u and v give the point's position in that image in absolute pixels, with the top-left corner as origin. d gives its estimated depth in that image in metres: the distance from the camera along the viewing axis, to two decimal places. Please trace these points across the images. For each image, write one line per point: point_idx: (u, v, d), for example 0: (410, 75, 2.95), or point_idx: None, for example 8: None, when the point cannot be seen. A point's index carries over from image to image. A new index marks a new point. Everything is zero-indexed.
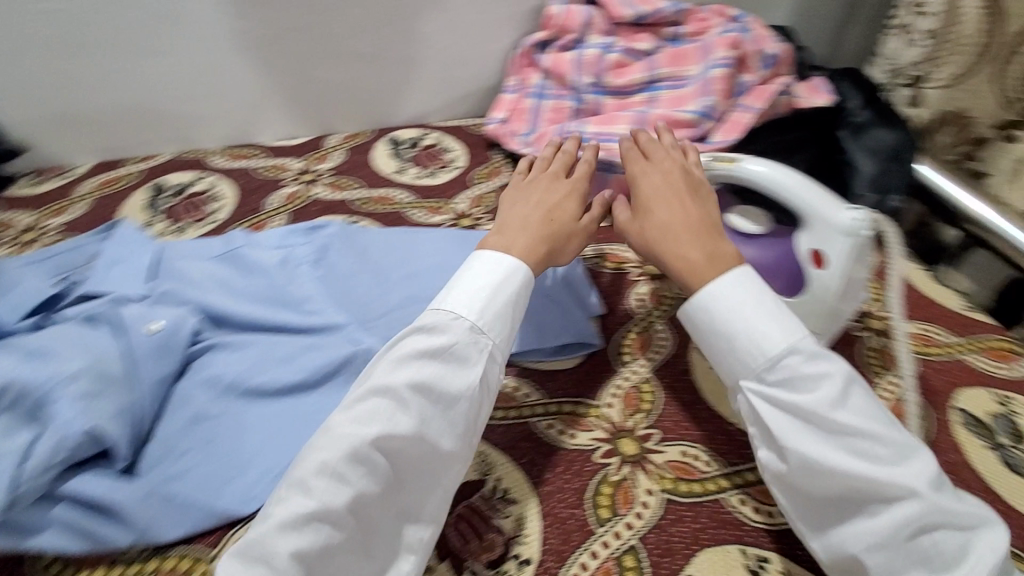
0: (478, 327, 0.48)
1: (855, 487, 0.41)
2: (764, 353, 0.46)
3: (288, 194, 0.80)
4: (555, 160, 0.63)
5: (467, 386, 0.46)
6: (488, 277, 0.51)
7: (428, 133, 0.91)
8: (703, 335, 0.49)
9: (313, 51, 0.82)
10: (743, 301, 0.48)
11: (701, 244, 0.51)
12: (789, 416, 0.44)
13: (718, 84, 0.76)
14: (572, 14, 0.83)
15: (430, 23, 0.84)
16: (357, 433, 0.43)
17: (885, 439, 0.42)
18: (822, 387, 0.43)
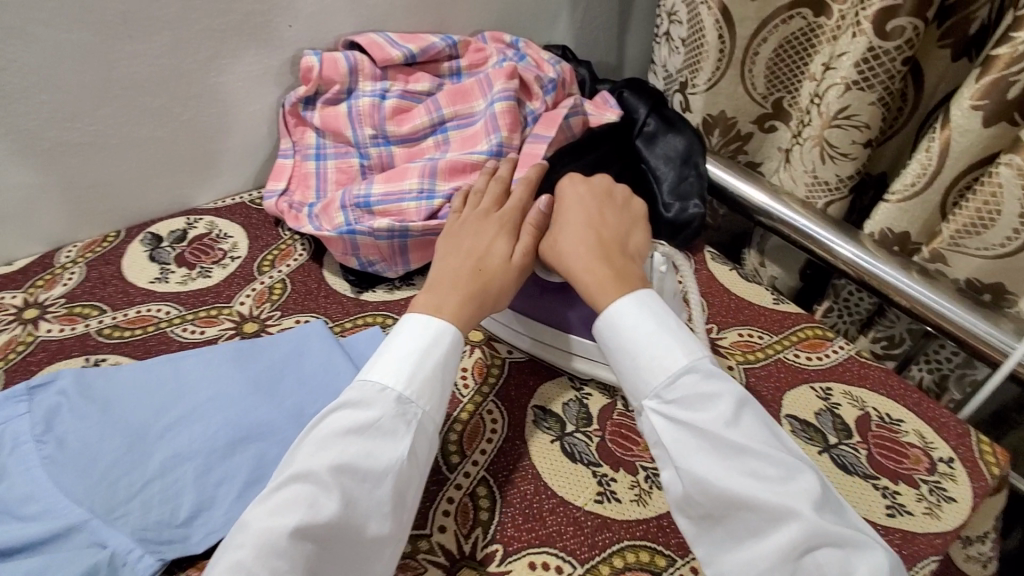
0: (405, 397, 0.44)
1: (736, 505, 0.40)
2: (663, 371, 0.45)
3: (3, 342, 0.61)
4: (485, 193, 0.59)
5: (400, 465, 0.42)
6: (414, 341, 0.47)
7: (196, 220, 0.76)
8: (610, 356, 0.48)
9: (1, 155, 0.64)
10: (636, 327, 0.47)
11: (612, 260, 0.50)
12: (684, 434, 0.43)
13: (503, 118, 0.71)
14: (332, 63, 0.74)
15: (162, 98, 0.70)
16: (268, 537, 0.38)
17: (774, 459, 0.40)
18: (716, 404, 0.42)
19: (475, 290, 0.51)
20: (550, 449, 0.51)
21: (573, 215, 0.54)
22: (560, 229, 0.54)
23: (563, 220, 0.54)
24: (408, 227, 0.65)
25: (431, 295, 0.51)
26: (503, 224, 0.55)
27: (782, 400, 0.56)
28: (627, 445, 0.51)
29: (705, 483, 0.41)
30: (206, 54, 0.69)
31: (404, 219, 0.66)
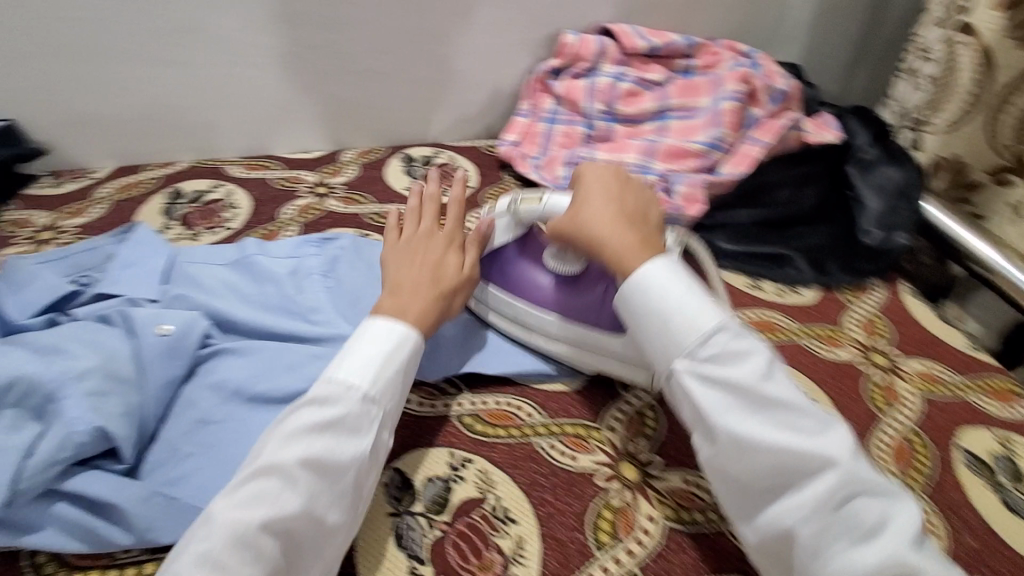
0: (366, 396, 0.45)
1: (803, 463, 0.42)
2: (698, 331, 0.46)
3: (302, 205, 0.81)
4: (423, 211, 0.63)
5: (343, 455, 0.43)
6: (370, 348, 0.48)
7: (440, 152, 0.92)
8: (640, 316, 0.49)
9: (333, 69, 0.84)
10: (668, 283, 0.48)
11: (648, 237, 0.52)
12: (721, 395, 0.45)
13: (726, 116, 0.78)
14: (587, 43, 0.84)
15: (449, 47, 0.85)
16: (239, 521, 0.39)
17: (809, 412, 0.44)
18: (748, 361, 0.45)
19: (434, 295, 0.54)
20: None
21: (600, 196, 0.55)
22: (582, 204, 0.54)
23: (582, 200, 0.55)
24: None
25: (396, 298, 0.53)
26: (451, 240, 0.59)
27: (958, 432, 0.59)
28: None
29: (743, 438, 0.43)
30: (492, 19, 0.84)
31: None
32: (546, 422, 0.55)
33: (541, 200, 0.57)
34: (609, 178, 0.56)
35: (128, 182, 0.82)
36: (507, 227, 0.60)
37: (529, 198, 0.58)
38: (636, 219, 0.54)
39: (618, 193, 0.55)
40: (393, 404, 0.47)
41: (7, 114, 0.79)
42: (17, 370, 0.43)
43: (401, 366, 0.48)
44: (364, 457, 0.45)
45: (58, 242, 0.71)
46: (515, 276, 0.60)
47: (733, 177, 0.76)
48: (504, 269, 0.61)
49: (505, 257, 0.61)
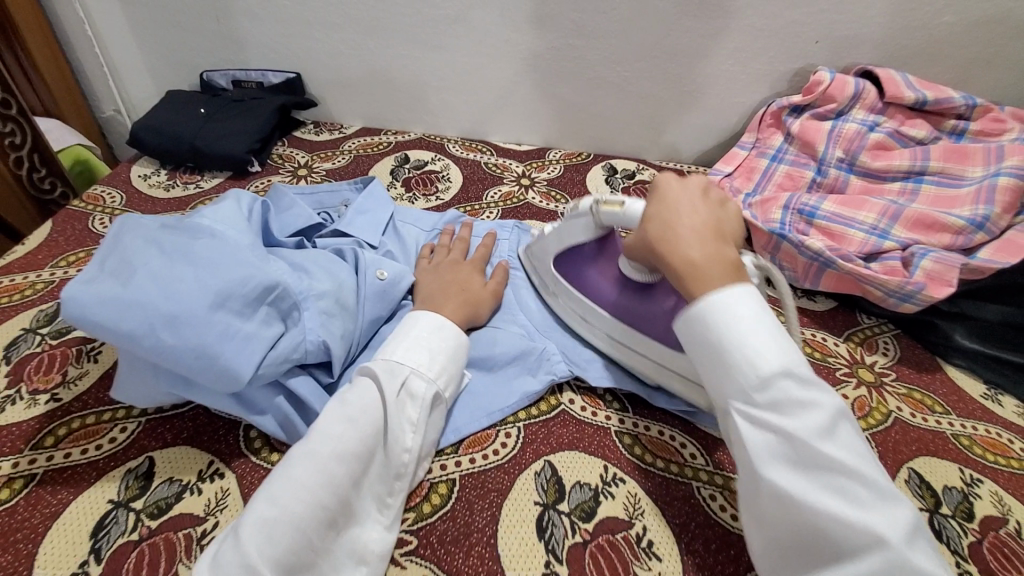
0: (393, 360, 0.48)
1: (830, 533, 0.36)
2: (755, 371, 0.41)
3: (506, 192, 0.85)
4: (453, 247, 0.67)
5: (389, 410, 0.46)
6: (419, 332, 0.51)
7: (644, 168, 0.92)
8: (709, 349, 0.44)
9: (566, 72, 0.88)
10: (751, 321, 0.43)
11: (706, 244, 0.47)
12: (769, 442, 0.40)
13: (1002, 194, 0.66)
14: (843, 84, 0.77)
15: (683, 69, 0.85)
16: (313, 449, 0.41)
17: (865, 478, 0.37)
18: (811, 413, 0.39)
19: (463, 301, 0.57)
20: (916, 512, 0.50)
21: (686, 206, 0.50)
22: (667, 209, 0.50)
23: (664, 206, 0.51)
24: (840, 255, 0.67)
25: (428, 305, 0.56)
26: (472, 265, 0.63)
27: None
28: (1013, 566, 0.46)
29: (787, 495, 0.38)
30: (736, 45, 0.81)
31: (840, 250, 0.67)
32: (710, 470, 0.51)
33: (623, 208, 0.53)
34: (691, 188, 0.52)
35: (369, 141, 0.93)
36: (589, 227, 0.57)
37: (611, 201, 0.54)
38: (710, 228, 0.48)
39: (703, 204, 0.51)
40: (446, 381, 0.50)
41: (297, 69, 0.95)
42: (278, 275, 0.49)
43: (451, 345, 0.52)
44: (412, 421, 0.47)
45: (310, 180, 0.84)
46: (588, 275, 0.59)
47: (997, 265, 0.64)
48: (580, 266, 0.60)
49: (582, 253, 0.60)
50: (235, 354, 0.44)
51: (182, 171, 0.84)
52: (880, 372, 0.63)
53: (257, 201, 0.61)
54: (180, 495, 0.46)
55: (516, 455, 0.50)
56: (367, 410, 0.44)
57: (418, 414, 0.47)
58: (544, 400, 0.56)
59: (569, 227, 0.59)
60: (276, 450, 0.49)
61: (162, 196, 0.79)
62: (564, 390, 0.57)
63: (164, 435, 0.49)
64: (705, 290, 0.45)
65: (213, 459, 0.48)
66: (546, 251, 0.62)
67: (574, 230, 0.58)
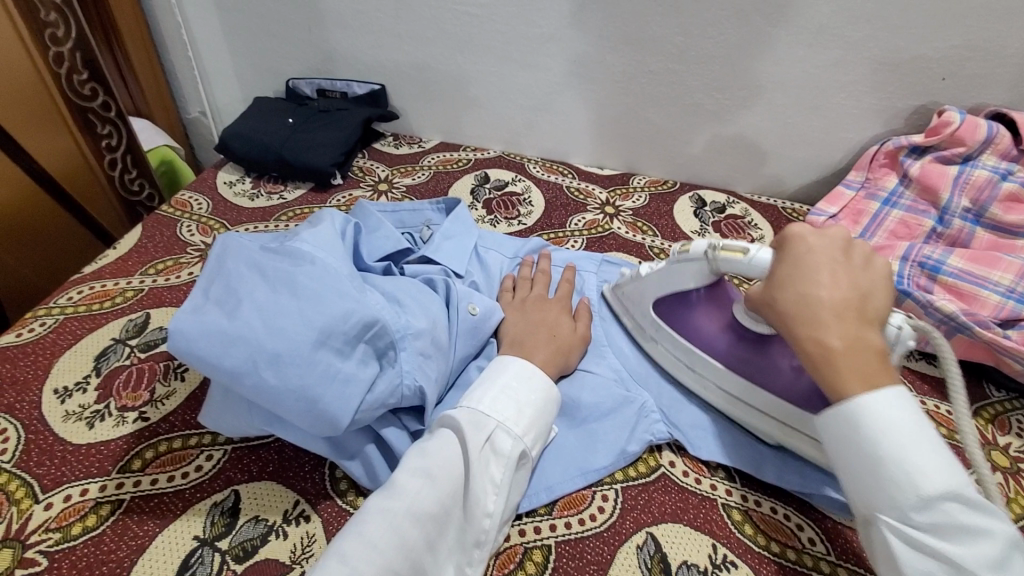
0: (479, 411, 0.45)
1: None
2: (971, 546, 0.34)
3: (589, 219, 0.82)
4: (535, 282, 0.63)
5: (473, 468, 0.43)
6: (503, 380, 0.48)
7: (735, 201, 0.86)
8: (849, 456, 0.39)
9: (658, 97, 0.84)
10: (892, 424, 0.38)
11: (847, 328, 0.41)
12: (934, 570, 0.35)
13: None
14: (975, 127, 0.70)
15: (789, 99, 0.79)
16: (389, 506, 0.39)
17: None
18: (979, 543, 0.34)
19: (553, 348, 0.54)
20: None
21: (826, 277, 0.43)
22: (807, 279, 0.43)
23: (799, 278, 0.43)
24: (973, 321, 0.60)
25: (517, 350, 0.53)
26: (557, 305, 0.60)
27: None
28: None
29: None
30: (852, 78, 0.75)
31: (971, 314, 0.61)
32: (833, 560, 0.45)
33: (745, 257, 0.48)
34: (831, 246, 0.44)
35: (448, 158, 0.91)
36: (702, 274, 0.51)
37: (731, 248, 0.48)
38: (853, 305, 0.42)
39: (846, 270, 0.43)
40: (534, 438, 0.47)
41: (381, 80, 0.94)
42: (376, 312, 0.47)
43: (541, 398, 0.48)
44: (494, 481, 0.44)
45: (390, 195, 0.82)
46: (694, 323, 0.54)
47: None
48: (682, 310, 0.55)
49: (688, 299, 0.54)
50: (335, 399, 0.42)
51: (265, 179, 0.84)
52: (1016, 456, 0.56)
53: (350, 223, 0.59)
54: (266, 537, 0.43)
55: (615, 523, 0.47)
56: (450, 467, 0.42)
57: (501, 474, 0.44)
58: (642, 459, 0.52)
59: (677, 272, 0.53)
60: (363, 495, 0.47)
61: (246, 205, 0.79)
62: (663, 450, 0.53)
63: (249, 467, 0.48)
64: (855, 389, 0.39)
65: (298, 499, 0.46)
66: (644, 294, 0.56)
67: (680, 276, 0.53)
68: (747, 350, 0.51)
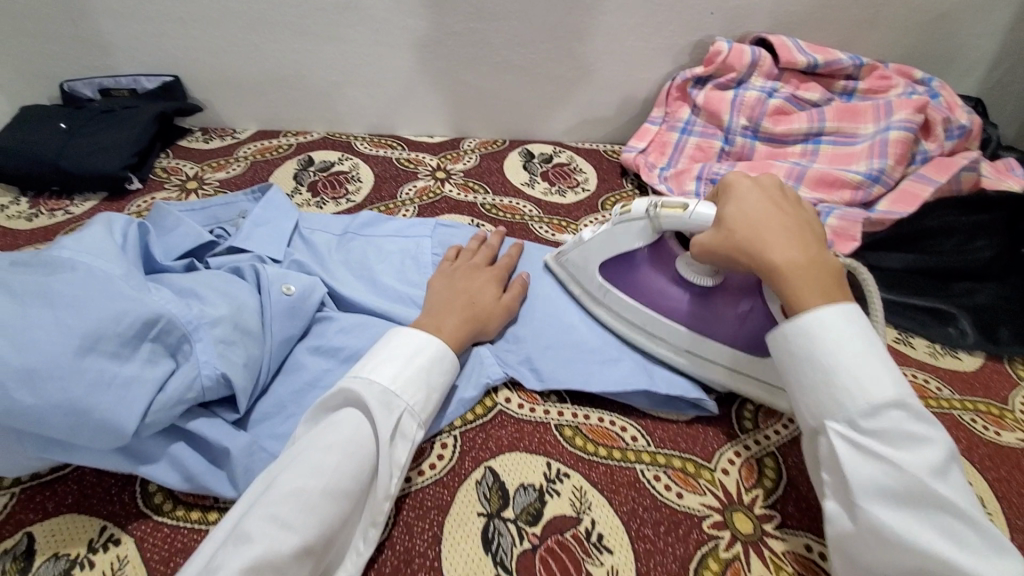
0: (390, 391, 0.45)
1: (906, 553, 0.36)
2: (866, 400, 0.40)
3: (420, 187, 0.82)
4: None
5: (382, 452, 0.43)
6: (417, 358, 0.48)
7: (561, 151, 0.91)
8: (799, 365, 0.43)
9: (469, 57, 0.84)
10: (842, 344, 0.42)
11: (802, 245, 0.47)
12: (876, 470, 0.38)
13: (893, 147, 0.70)
14: (739, 53, 0.78)
15: (588, 47, 0.83)
16: (299, 488, 0.38)
17: (978, 523, 0.36)
18: (925, 452, 0.38)
19: None
20: None
21: (768, 211, 0.49)
22: (750, 215, 0.49)
23: (743, 213, 0.49)
24: None
25: None
26: None
27: None
28: None
29: (885, 530, 0.37)
30: (637, 20, 0.81)
31: None
32: (651, 450, 0.50)
33: (688, 210, 0.52)
34: (762, 189, 0.51)
35: (266, 145, 0.86)
36: (646, 231, 0.55)
37: (671, 205, 0.52)
38: (797, 234, 0.48)
39: (779, 207, 0.50)
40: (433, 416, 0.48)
41: (174, 71, 0.86)
42: (159, 306, 0.43)
43: (446, 379, 0.49)
44: (401, 464, 0.44)
45: (202, 193, 0.76)
46: (642, 281, 0.58)
47: (891, 215, 0.68)
48: (630, 273, 0.58)
49: (633, 260, 0.58)
50: (114, 404, 0.39)
51: (46, 196, 0.74)
52: None
53: (133, 224, 0.54)
54: (68, 572, 0.39)
55: (454, 466, 0.48)
56: (357, 449, 0.42)
57: (407, 458, 0.44)
58: (480, 403, 0.53)
59: (619, 233, 0.57)
60: (182, 503, 0.44)
61: (23, 226, 0.69)
62: (500, 389, 0.54)
63: (43, 504, 0.43)
64: (814, 300, 0.44)
65: (105, 524, 0.42)
66: (588, 259, 0.59)
67: (626, 237, 0.56)
68: (699, 307, 0.55)
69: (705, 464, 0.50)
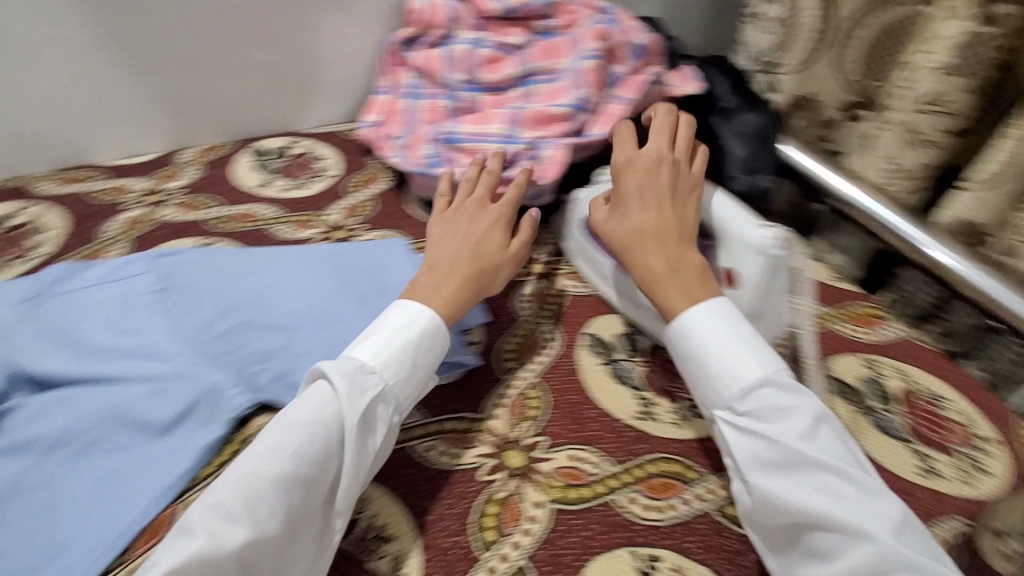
0: (356, 377, 0.46)
1: (799, 522, 0.42)
2: (737, 384, 0.46)
3: (131, 218, 0.71)
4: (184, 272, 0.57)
5: (276, 438, 0.42)
6: (291, 346, 0.46)
7: (297, 140, 0.84)
8: (682, 360, 0.50)
9: (152, 58, 0.74)
10: (711, 338, 0.48)
11: (669, 254, 0.54)
12: (755, 448, 0.44)
13: (589, 76, 0.76)
14: (438, 8, 0.79)
15: (284, 24, 0.77)
16: (254, 474, 0.40)
17: (849, 475, 0.42)
18: (791, 420, 0.44)
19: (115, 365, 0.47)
20: (600, 369, 0.56)
21: (640, 204, 0.57)
22: (628, 212, 0.57)
23: (626, 207, 0.57)
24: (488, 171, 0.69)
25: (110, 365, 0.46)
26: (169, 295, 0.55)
27: (831, 361, 0.61)
28: (671, 378, 0.56)
29: (770, 501, 0.43)
30: None
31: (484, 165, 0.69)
32: (424, 422, 0.51)
33: (657, 174, 0.59)
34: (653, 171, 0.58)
35: None
36: None
37: (645, 170, 0.60)
38: (665, 227, 0.55)
39: (662, 194, 0.57)
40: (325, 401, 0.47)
41: None
42: None
43: (329, 355, 0.47)
44: (377, 451, 0.45)
45: None
46: None
47: (601, 136, 0.73)
48: None
49: None
50: None
51: None
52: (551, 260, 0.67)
53: None
54: None
55: None
56: (276, 435, 0.42)
57: (381, 445, 0.45)
58: (230, 441, 0.50)
59: (602, 194, 0.63)
60: None
61: None
62: (253, 418, 0.52)
63: None
64: (682, 304, 0.51)
65: None
66: (576, 216, 0.65)
67: (603, 196, 0.63)
68: None
69: (477, 416, 0.52)
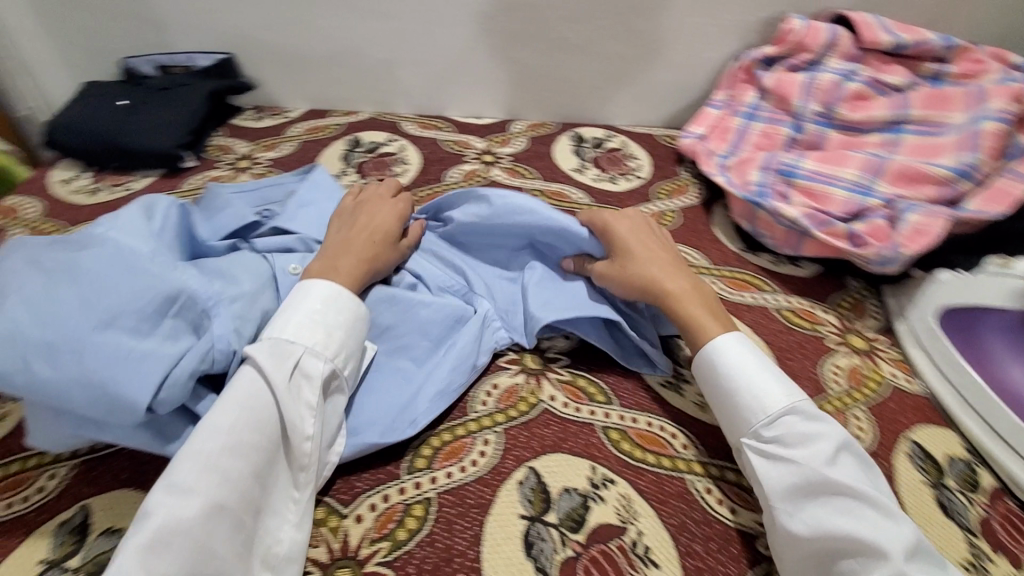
0: (280, 341, 0.44)
1: (834, 545, 0.39)
2: (765, 410, 0.45)
3: (468, 170, 0.80)
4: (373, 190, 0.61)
5: (282, 398, 0.42)
6: (306, 308, 0.47)
7: (614, 135, 0.86)
8: (711, 387, 0.48)
9: (526, 31, 0.81)
10: (744, 364, 0.47)
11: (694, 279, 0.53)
12: (784, 473, 0.43)
13: (987, 140, 0.62)
14: (816, 31, 0.73)
15: (648, 23, 0.79)
16: (199, 450, 0.38)
17: (870, 498, 0.40)
18: (818, 445, 0.42)
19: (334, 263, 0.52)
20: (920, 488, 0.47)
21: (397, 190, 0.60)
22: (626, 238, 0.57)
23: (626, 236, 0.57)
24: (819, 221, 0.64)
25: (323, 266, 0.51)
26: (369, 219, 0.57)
27: None
28: (1015, 534, 0.46)
29: (800, 526, 0.40)
30: None
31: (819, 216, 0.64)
32: (703, 460, 0.48)
33: None
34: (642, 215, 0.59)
35: (315, 126, 0.86)
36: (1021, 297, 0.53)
37: None
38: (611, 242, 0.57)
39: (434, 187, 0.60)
40: (346, 358, 0.47)
41: (229, 49, 0.86)
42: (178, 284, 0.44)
43: (350, 318, 0.48)
44: (311, 405, 0.44)
45: (252, 172, 0.77)
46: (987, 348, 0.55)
47: (986, 214, 0.61)
48: (993, 342, 0.56)
49: (985, 324, 0.56)
50: (128, 377, 0.39)
51: (108, 172, 0.76)
52: (871, 337, 0.60)
53: (175, 206, 0.54)
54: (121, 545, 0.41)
55: (496, 464, 0.46)
56: (252, 402, 0.41)
57: (315, 396, 0.44)
58: (522, 399, 0.51)
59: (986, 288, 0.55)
60: None
61: (86, 201, 0.72)
62: (544, 385, 0.52)
63: (99, 478, 0.45)
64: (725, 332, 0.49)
65: None
66: (932, 300, 0.58)
67: (987, 292, 0.55)
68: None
69: None
